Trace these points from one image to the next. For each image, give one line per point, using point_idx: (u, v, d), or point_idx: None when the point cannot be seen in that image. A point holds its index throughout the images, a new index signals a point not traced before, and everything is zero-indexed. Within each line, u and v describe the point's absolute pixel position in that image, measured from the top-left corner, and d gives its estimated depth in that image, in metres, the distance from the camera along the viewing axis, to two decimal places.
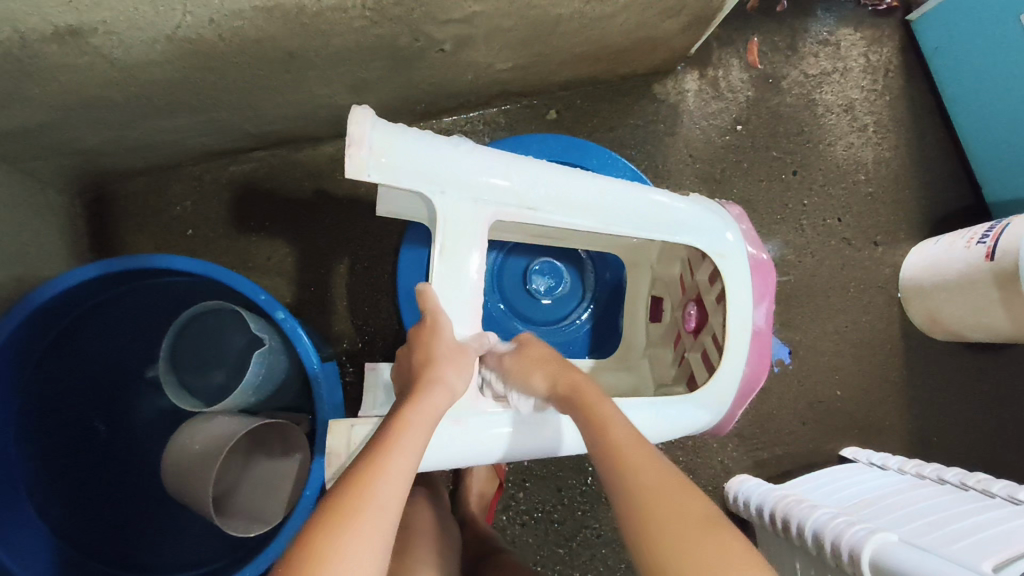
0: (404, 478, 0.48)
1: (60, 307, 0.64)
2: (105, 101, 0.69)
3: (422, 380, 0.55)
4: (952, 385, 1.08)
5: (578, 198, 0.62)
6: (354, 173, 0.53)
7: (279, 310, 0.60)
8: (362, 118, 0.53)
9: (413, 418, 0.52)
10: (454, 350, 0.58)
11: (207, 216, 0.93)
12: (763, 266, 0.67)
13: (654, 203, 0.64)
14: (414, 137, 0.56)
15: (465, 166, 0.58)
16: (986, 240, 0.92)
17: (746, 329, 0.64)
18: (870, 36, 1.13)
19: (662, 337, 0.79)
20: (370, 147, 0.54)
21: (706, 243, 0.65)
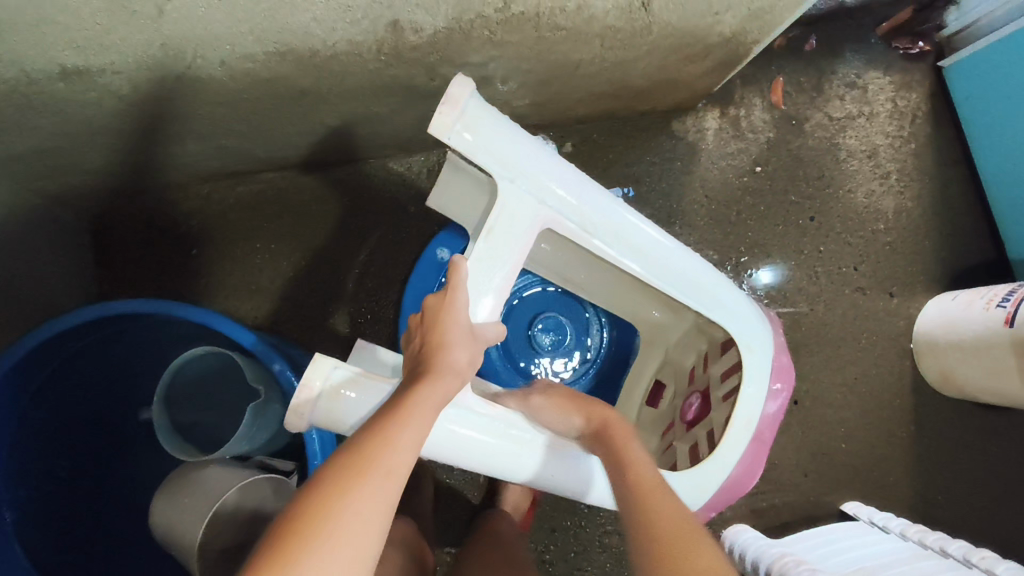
0: (404, 470, 0.44)
1: (59, 343, 0.64)
2: (113, 130, 0.68)
3: (433, 358, 0.50)
4: (961, 445, 1.05)
5: (630, 240, 0.59)
6: (437, 130, 0.52)
7: (276, 361, 0.62)
8: (464, 84, 0.52)
9: (420, 400, 0.48)
10: (467, 336, 0.52)
11: (213, 236, 0.92)
12: (784, 370, 0.64)
13: (703, 273, 0.62)
14: (505, 124, 0.53)
15: (543, 167, 0.55)
16: (1006, 304, 0.90)
17: (747, 428, 0.62)
18: (899, 81, 1.10)
19: (653, 424, 0.75)
20: (463, 111, 0.52)
21: (742, 331, 0.63)
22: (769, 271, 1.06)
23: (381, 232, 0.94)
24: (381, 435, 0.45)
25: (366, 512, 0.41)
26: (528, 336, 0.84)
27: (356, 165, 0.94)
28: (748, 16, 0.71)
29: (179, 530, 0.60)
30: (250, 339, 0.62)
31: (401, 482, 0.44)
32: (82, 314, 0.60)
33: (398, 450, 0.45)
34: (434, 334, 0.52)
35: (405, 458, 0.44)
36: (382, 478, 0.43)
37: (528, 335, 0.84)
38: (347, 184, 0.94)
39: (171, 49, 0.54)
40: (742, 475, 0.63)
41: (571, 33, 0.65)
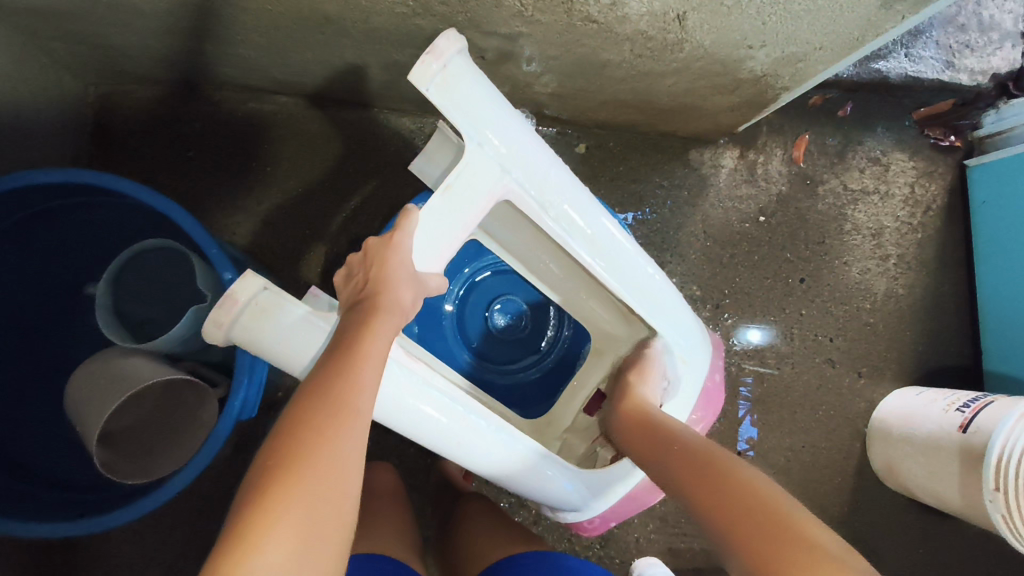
0: (368, 406, 0.47)
1: (22, 199, 0.63)
2: (131, 9, 0.68)
3: (378, 297, 0.52)
4: (888, 538, 1.05)
5: (589, 228, 0.59)
6: (415, 79, 0.50)
7: (227, 270, 0.61)
8: (452, 40, 0.50)
9: (371, 337, 0.49)
10: (411, 278, 0.53)
11: (212, 143, 0.92)
12: (711, 392, 0.72)
13: (649, 273, 0.63)
14: (485, 85, 0.52)
15: (516, 137, 0.54)
16: (965, 411, 0.88)
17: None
18: (922, 168, 1.09)
19: (587, 429, 0.75)
20: (445, 65, 0.50)
21: (674, 338, 0.66)
22: (759, 331, 1.05)
23: (376, 180, 0.94)
24: (340, 378, 0.46)
25: (343, 442, 0.44)
26: (483, 317, 0.85)
27: (372, 111, 0.94)
28: (780, 60, 0.70)
29: (89, 409, 0.62)
30: (207, 245, 0.61)
31: (367, 418, 0.46)
32: (41, 175, 0.59)
33: (361, 389, 0.47)
34: (380, 273, 0.53)
35: (367, 396, 0.47)
36: (352, 416, 0.45)
37: (484, 314, 0.85)
38: (358, 126, 0.94)
39: None
40: (645, 485, 0.71)
41: (602, 28, 0.65)
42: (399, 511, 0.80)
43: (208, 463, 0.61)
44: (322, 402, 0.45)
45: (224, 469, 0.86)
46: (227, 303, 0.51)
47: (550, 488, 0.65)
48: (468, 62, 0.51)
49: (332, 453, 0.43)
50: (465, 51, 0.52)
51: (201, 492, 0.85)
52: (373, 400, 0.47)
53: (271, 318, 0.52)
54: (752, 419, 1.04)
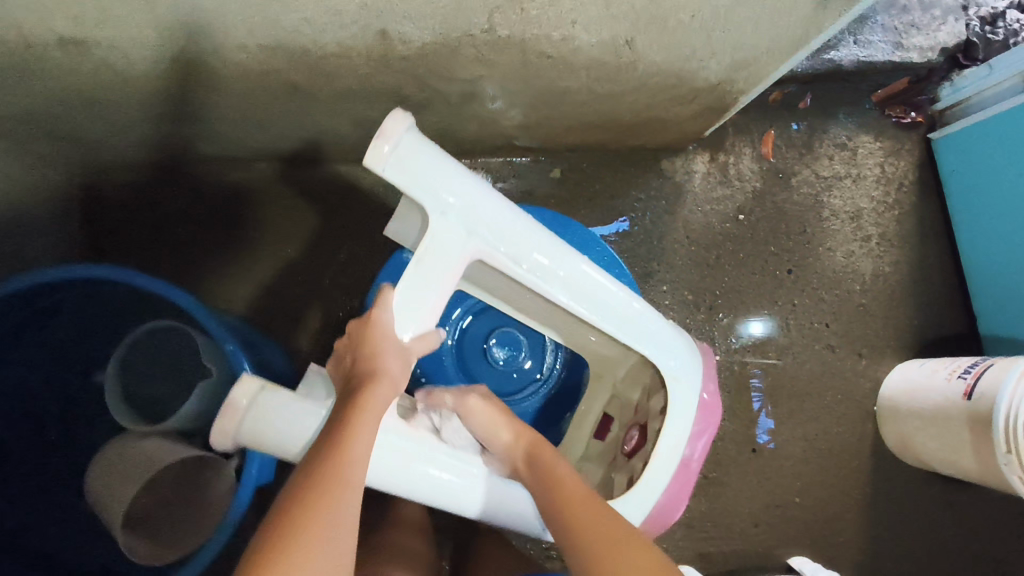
0: (359, 486, 0.48)
1: (27, 300, 0.65)
2: (108, 102, 0.70)
3: (366, 370, 0.54)
4: (915, 514, 1.05)
5: (562, 271, 0.59)
6: (371, 162, 0.52)
7: (228, 341, 0.62)
8: (399, 120, 0.53)
9: (364, 409, 0.51)
10: (395, 348, 0.55)
11: (199, 218, 0.95)
12: (709, 403, 0.65)
13: (631, 305, 0.62)
14: (436, 154, 0.54)
15: (474, 197, 0.55)
16: (967, 377, 0.90)
17: (674, 459, 0.62)
18: (889, 147, 1.12)
19: (599, 455, 0.73)
20: (395, 145, 0.52)
21: (663, 360, 0.63)
22: (762, 324, 1.07)
23: (363, 230, 0.96)
24: (332, 459, 0.48)
25: (333, 526, 0.45)
26: (482, 353, 0.86)
27: (350, 165, 0.97)
28: (732, 66, 0.73)
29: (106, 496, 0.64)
30: (208, 321, 0.62)
31: (358, 500, 0.47)
32: (42, 274, 0.61)
33: (354, 461, 0.49)
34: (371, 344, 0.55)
35: (361, 467, 0.49)
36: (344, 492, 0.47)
37: (483, 349, 0.86)
38: (337, 182, 0.97)
39: (165, 31, 0.56)
40: (668, 503, 0.63)
41: (557, 61, 0.67)
42: (425, 551, 0.80)
43: (230, 535, 0.62)
44: (314, 483, 0.46)
45: (248, 536, 0.86)
46: (229, 411, 0.53)
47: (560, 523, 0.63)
48: (418, 136, 0.53)
49: (324, 536, 0.44)
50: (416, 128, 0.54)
51: (229, 562, 0.86)
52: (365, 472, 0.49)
53: (274, 411, 0.53)
54: (768, 412, 1.05)
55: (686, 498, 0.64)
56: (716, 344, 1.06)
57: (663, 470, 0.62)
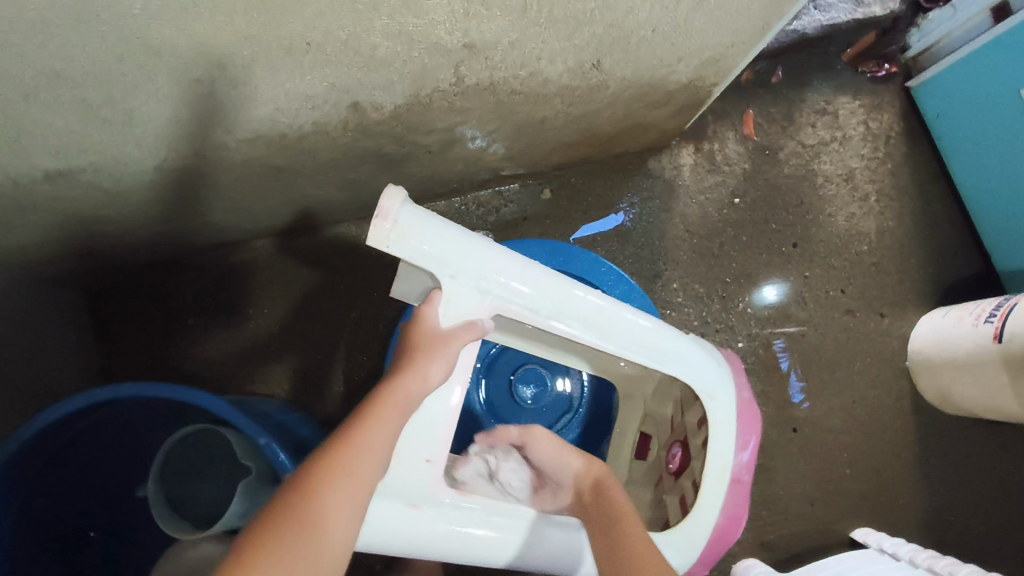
0: (368, 472, 0.46)
1: (59, 432, 0.65)
2: (100, 219, 0.71)
3: (398, 364, 0.52)
4: (968, 463, 1.04)
5: (583, 312, 0.56)
6: (374, 243, 0.49)
7: (262, 435, 0.63)
8: (395, 195, 0.49)
9: (386, 406, 0.49)
10: (430, 343, 0.52)
11: (207, 306, 0.95)
12: (749, 408, 0.62)
13: (660, 334, 0.59)
14: (438, 221, 0.51)
15: (482, 255, 0.52)
16: (994, 319, 0.89)
17: (722, 475, 0.59)
18: (869, 103, 1.12)
19: (644, 477, 0.72)
20: (395, 221, 0.49)
21: (700, 382, 0.60)
22: (772, 287, 1.07)
23: (367, 287, 0.97)
24: (342, 443, 0.47)
25: (331, 506, 0.44)
26: (510, 393, 0.85)
27: (344, 226, 0.97)
28: (701, 65, 0.73)
29: None
30: (238, 419, 0.63)
31: (364, 485, 0.46)
32: (69, 404, 0.61)
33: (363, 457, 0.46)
34: (411, 341, 0.52)
35: (368, 465, 0.46)
36: (348, 474, 0.45)
37: (510, 389, 0.86)
38: (334, 245, 0.97)
39: (146, 146, 0.57)
40: (725, 523, 0.59)
41: (529, 95, 0.68)
42: None
43: None
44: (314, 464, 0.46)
45: None
46: None
47: None
48: (416, 207, 0.50)
49: (317, 512, 0.43)
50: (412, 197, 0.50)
51: None
52: (378, 462, 0.47)
53: None
54: (797, 371, 1.05)
55: (744, 515, 0.60)
56: (737, 332, 1.05)
57: (714, 483, 0.59)
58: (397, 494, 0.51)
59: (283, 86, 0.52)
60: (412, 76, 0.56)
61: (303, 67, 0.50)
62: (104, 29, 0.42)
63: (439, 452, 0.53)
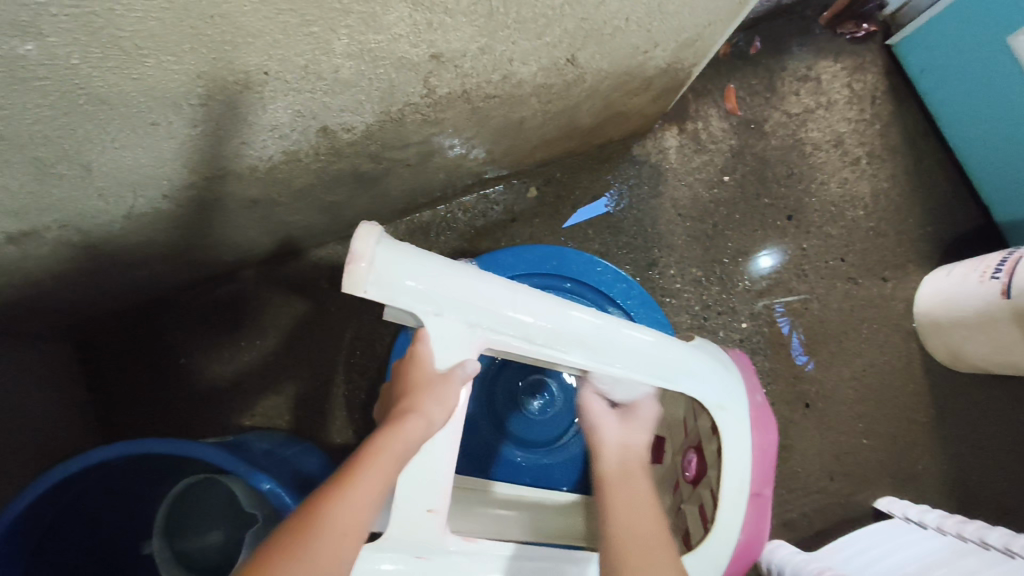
0: (359, 524, 0.44)
1: (56, 498, 0.62)
2: (74, 272, 0.68)
3: (401, 404, 0.50)
4: (984, 419, 1.03)
5: (581, 337, 0.53)
6: (351, 288, 0.46)
7: (264, 480, 0.61)
8: (369, 233, 0.46)
9: (382, 450, 0.47)
10: (429, 382, 0.50)
11: (198, 343, 0.92)
12: (763, 416, 0.60)
13: (665, 349, 0.56)
14: (418, 256, 0.47)
15: (469, 288, 0.49)
16: (1000, 275, 0.88)
17: (740, 489, 0.57)
18: (851, 65, 1.09)
19: (661, 480, 0.71)
20: (371, 262, 0.45)
21: (709, 395, 0.58)
22: (767, 254, 1.05)
23: (359, 307, 0.94)
24: (336, 491, 0.45)
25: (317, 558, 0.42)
26: (516, 406, 0.83)
27: (329, 247, 0.95)
28: (678, 47, 0.71)
29: None
30: (238, 466, 0.60)
31: (354, 537, 0.44)
32: (65, 469, 0.58)
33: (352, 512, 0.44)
34: (411, 382, 0.50)
35: (358, 519, 0.44)
36: (339, 526, 0.44)
37: (516, 401, 0.83)
38: (322, 267, 0.95)
39: (110, 196, 0.54)
40: (749, 538, 0.58)
41: (504, 98, 0.65)
42: None
43: None
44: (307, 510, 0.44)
45: None
46: None
47: None
48: (393, 243, 0.46)
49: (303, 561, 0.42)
50: (388, 231, 0.47)
51: None
52: (370, 513, 0.45)
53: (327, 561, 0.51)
54: (801, 337, 1.03)
55: (767, 528, 0.59)
56: (740, 312, 1.03)
57: (733, 498, 0.57)
58: (400, 547, 0.49)
59: (245, 119, 0.50)
60: (380, 94, 0.54)
61: (264, 99, 0.48)
62: (43, 83, 0.38)
63: (441, 500, 0.49)
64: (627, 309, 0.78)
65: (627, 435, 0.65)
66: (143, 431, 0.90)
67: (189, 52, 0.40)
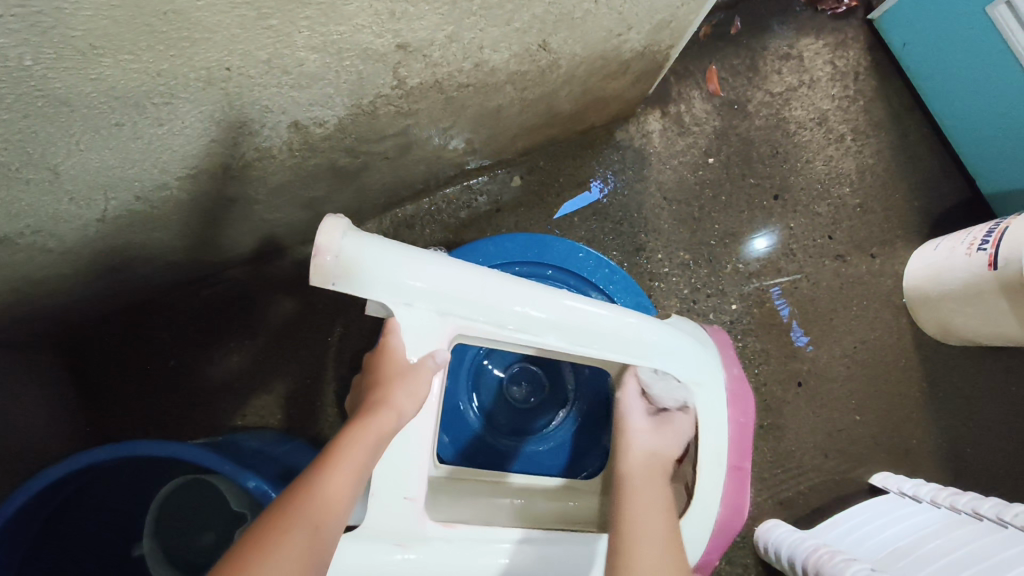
0: (336, 514, 0.44)
1: (43, 502, 0.62)
2: (54, 278, 0.68)
3: (372, 396, 0.50)
4: (975, 391, 1.03)
5: (552, 319, 0.53)
6: (319, 282, 0.46)
7: (248, 478, 0.60)
8: (333, 225, 0.46)
9: (357, 440, 0.47)
10: (402, 374, 0.51)
11: (185, 345, 0.92)
12: (741, 392, 0.61)
13: (640, 329, 0.56)
14: (384, 247, 0.48)
15: (438, 276, 0.49)
16: (987, 246, 0.88)
17: (718, 464, 0.58)
18: (833, 41, 1.09)
19: None
20: (337, 254, 0.46)
21: (685, 371, 0.58)
22: (764, 238, 1.05)
23: (346, 303, 0.94)
24: (312, 484, 0.45)
25: (299, 550, 0.41)
26: (502, 393, 0.84)
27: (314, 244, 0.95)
28: (653, 29, 0.70)
29: None
30: (223, 466, 0.60)
31: (333, 526, 0.44)
32: (49, 473, 0.58)
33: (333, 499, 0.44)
34: (378, 375, 0.51)
35: (336, 510, 0.44)
36: (318, 517, 0.43)
37: (502, 388, 0.84)
38: (308, 264, 0.95)
39: (81, 200, 0.53)
40: (729, 514, 0.59)
41: (478, 86, 0.65)
42: None
43: None
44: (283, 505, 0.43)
45: None
46: None
47: None
48: (359, 234, 0.47)
49: (286, 551, 0.41)
50: (355, 223, 0.47)
51: None
52: (348, 503, 0.45)
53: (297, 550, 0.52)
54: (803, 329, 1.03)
55: (747, 504, 0.59)
56: (729, 294, 1.03)
57: (712, 471, 0.57)
58: (382, 537, 0.49)
59: (212, 116, 0.49)
60: (350, 87, 0.53)
61: (230, 95, 0.48)
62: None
63: (417, 487, 0.50)
64: (610, 295, 0.78)
65: (658, 444, 0.59)
66: (134, 435, 0.90)
67: (146, 50, 0.39)
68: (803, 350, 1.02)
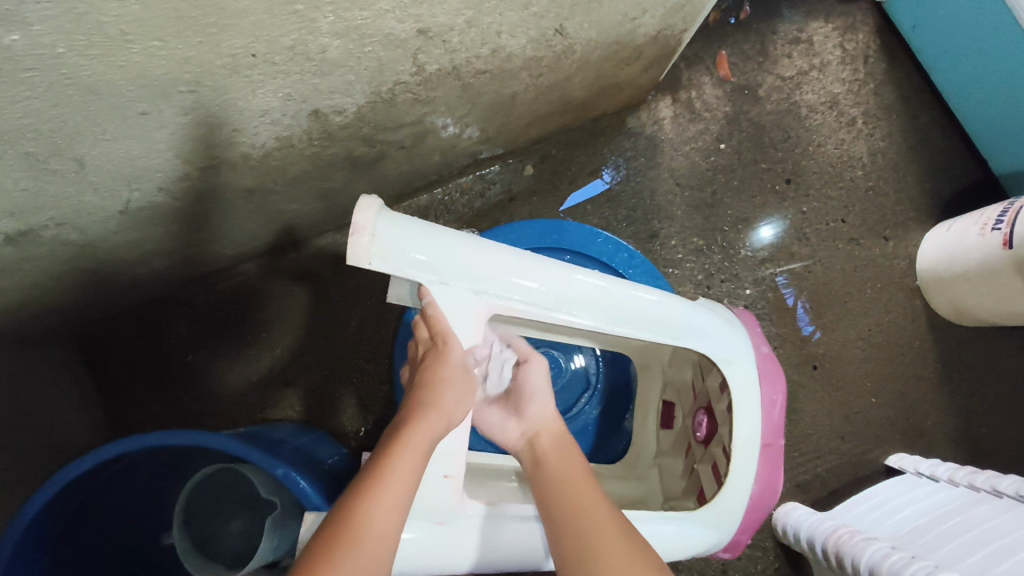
0: (389, 527, 0.44)
1: (72, 495, 0.62)
2: (76, 271, 0.69)
3: (417, 399, 0.50)
4: (990, 372, 1.03)
5: (584, 297, 0.53)
6: (355, 261, 0.46)
7: (277, 466, 0.61)
8: (369, 206, 0.46)
9: (407, 446, 0.47)
10: (451, 376, 0.50)
11: (203, 339, 0.93)
12: (769, 364, 0.60)
13: (669, 308, 0.56)
14: (419, 227, 0.48)
15: (471, 256, 0.50)
16: (1001, 226, 0.87)
17: (750, 440, 0.58)
18: (842, 25, 1.09)
19: (672, 446, 0.71)
20: (372, 233, 0.46)
21: (715, 348, 0.58)
22: (769, 227, 1.04)
23: (363, 294, 0.95)
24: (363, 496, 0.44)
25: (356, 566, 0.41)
26: None
27: (330, 235, 0.95)
28: (666, 13, 0.70)
29: None
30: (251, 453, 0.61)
31: (387, 540, 0.43)
32: (79, 465, 0.58)
33: (384, 510, 0.44)
34: (422, 378, 0.51)
35: (389, 522, 0.44)
36: (373, 531, 0.43)
37: None
38: (324, 256, 0.95)
39: (105, 190, 0.54)
40: (761, 492, 0.58)
41: (495, 73, 0.65)
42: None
43: None
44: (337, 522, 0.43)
45: None
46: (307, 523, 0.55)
47: (670, 544, 0.56)
48: (394, 214, 0.47)
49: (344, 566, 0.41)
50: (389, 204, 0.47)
51: None
52: (400, 516, 0.45)
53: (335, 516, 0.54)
54: (807, 307, 1.03)
55: (778, 481, 0.59)
56: (743, 278, 1.03)
57: (745, 447, 0.57)
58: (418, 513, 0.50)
59: (235, 105, 0.50)
60: (370, 73, 0.54)
61: (254, 83, 0.48)
62: (30, 74, 0.38)
63: (455, 466, 0.50)
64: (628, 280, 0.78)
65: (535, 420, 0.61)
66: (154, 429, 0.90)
67: (174, 36, 0.40)
68: (814, 336, 1.03)
